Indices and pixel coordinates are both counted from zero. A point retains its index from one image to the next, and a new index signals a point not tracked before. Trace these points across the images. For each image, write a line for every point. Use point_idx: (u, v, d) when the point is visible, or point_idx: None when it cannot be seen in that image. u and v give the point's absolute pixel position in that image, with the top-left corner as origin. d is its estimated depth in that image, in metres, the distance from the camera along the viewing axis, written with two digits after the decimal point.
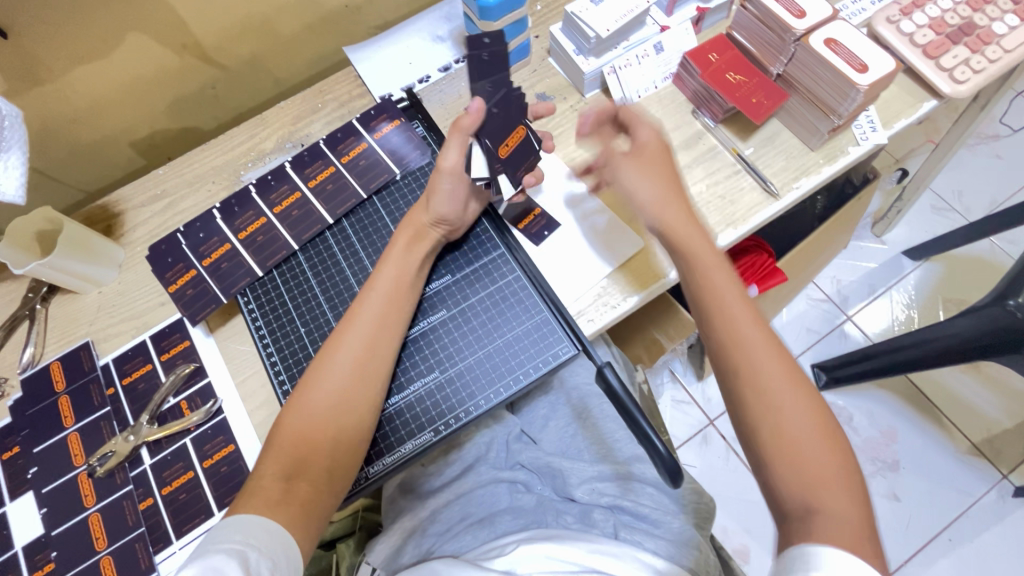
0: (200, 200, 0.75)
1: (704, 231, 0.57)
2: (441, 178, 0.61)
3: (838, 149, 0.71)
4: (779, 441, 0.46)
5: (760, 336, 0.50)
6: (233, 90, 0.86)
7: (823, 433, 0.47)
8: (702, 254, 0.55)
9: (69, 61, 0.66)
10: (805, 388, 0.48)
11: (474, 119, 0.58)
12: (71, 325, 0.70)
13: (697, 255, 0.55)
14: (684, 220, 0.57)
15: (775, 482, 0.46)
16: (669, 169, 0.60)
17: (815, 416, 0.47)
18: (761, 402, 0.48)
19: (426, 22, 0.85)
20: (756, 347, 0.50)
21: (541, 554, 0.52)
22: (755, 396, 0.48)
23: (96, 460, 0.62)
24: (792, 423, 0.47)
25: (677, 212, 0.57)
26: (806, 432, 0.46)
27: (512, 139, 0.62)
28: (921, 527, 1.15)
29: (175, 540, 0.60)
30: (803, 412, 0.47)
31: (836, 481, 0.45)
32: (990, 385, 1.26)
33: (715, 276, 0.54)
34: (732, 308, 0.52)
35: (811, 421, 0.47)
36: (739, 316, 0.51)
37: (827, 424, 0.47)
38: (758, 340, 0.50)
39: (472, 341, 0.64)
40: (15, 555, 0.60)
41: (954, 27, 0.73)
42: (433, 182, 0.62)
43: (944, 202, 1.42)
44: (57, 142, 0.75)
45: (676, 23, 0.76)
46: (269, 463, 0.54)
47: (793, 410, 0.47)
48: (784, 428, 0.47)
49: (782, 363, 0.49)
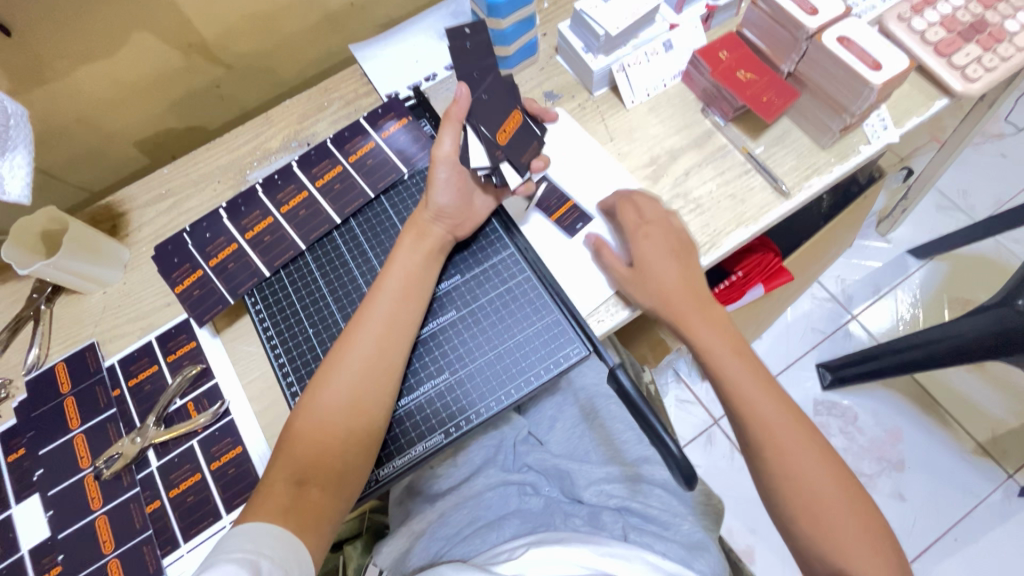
0: (205, 199, 0.75)
1: (708, 312, 0.60)
2: (437, 166, 0.62)
3: (849, 148, 0.70)
4: (804, 505, 0.52)
5: (775, 412, 0.55)
6: (238, 89, 0.85)
7: (840, 485, 0.53)
8: (712, 341, 0.58)
9: (75, 60, 0.66)
10: (819, 454, 0.54)
11: (461, 105, 0.59)
12: (76, 326, 0.69)
13: (709, 339, 0.58)
14: (692, 310, 0.59)
15: (808, 542, 0.52)
16: (675, 252, 0.62)
17: (831, 472, 0.53)
18: (784, 472, 0.53)
19: (432, 19, 0.84)
20: (774, 426, 0.54)
21: (552, 558, 0.51)
22: (779, 466, 0.54)
23: (103, 462, 0.62)
24: (815, 485, 0.52)
25: (692, 293, 0.60)
26: (828, 491, 0.52)
27: (508, 125, 0.62)
28: (927, 528, 1.15)
29: (183, 543, 0.60)
30: (821, 471, 0.53)
31: (860, 532, 0.51)
32: (996, 385, 1.26)
33: (724, 358, 0.58)
34: (746, 387, 0.56)
35: (829, 479, 0.53)
36: (754, 392, 0.56)
37: (842, 473, 0.54)
38: (775, 412, 0.55)
39: (482, 342, 0.64)
40: (21, 559, 0.59)
41: (965, 25, 0.73)
42: (431, 172, 0.63)
43: (949, 201, 1.41)
44: (61, 141, 0.74)
45: (685, 20, 0.75)
46: (279, 467, 0.53)
47: (813, 474, 0.53)
48: (809, 499, 0.52)
49: (797, 428, 0.55)
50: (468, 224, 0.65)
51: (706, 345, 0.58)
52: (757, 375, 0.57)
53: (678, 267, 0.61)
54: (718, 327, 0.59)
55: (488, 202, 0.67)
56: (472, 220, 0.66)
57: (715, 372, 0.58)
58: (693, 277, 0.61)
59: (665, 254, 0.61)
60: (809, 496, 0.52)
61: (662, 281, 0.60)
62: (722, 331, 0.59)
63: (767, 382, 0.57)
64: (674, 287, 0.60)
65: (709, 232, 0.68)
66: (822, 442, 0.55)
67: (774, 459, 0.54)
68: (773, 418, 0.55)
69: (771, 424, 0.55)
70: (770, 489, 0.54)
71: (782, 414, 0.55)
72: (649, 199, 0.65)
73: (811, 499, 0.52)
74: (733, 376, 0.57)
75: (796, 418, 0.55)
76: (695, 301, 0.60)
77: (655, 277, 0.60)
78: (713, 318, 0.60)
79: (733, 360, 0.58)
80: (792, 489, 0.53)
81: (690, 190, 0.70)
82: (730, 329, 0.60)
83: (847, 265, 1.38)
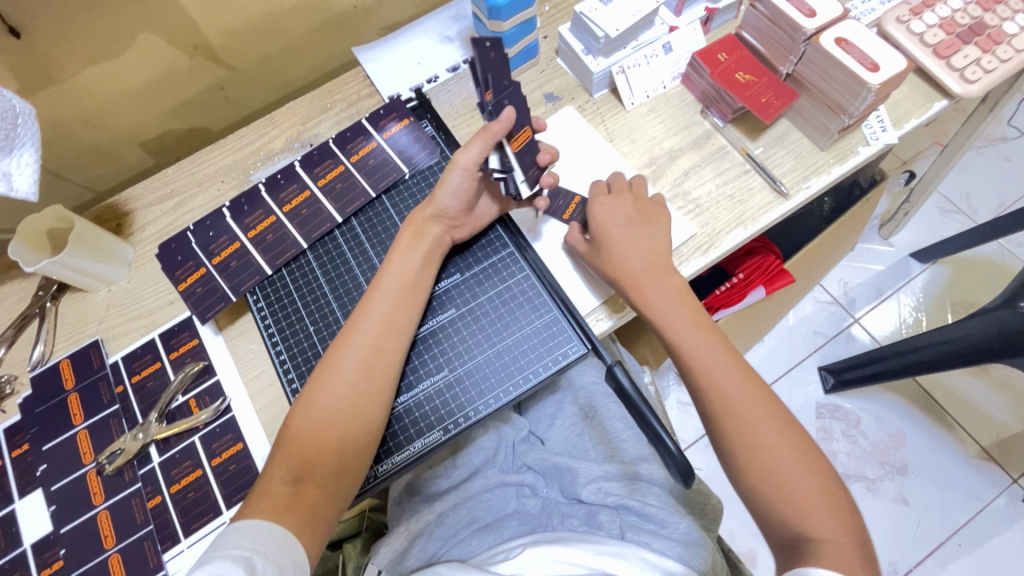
0: (209, 199, 0.75)
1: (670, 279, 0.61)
2: (454, 170, 0.61)
3: (848, 149, 0.71)
4: (762, 474, 0.50)
5: (736, 378, 0.54)
6: (242, 91, 0.86)
7: (804, 456, 0.51)
8: (668, 310, 0.59)
9: (82, 61, 0.67)
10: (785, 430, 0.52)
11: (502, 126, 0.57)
12: (81, 323, 0.70)
13: (665, 311, 0.59)
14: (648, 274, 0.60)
15: (771, 523, 0.50)
16: (637, 223, 0.64)
17: (792, 441, 0.51)
18: (741, 440, 0.52)
19: (435, 22, 0.85)
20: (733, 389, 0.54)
21: (548, 558, 0.51)
22: (736, 434, 0.52)
23: (105, 457, 0.62)
24: (772, 452, 0.51)
25: (656, 268, 0.61)
26: (787, 459, 0.50)
27: (520, 137, 0.60)
28: (930, 532, 1.14)
29: (183, 538, 0.60)
30: (780, 440, 0.51)
31: (824, 504, 0.48)
32: (1000, 389, 1.25)
33: (682, 330, 0.58)
34: (704, 355, 0.56)
35: (794, 453, 0.51)
36: (710, 359, 0.56)
37: (807, 445, 0.52)
38: (733, 381, 0.54)
39: (480, 339, 0.64)
40: (24, 553, 0.60)
41: (964, 27, 0.73)
42: (445, 172, 0.62)
43: (952, 204, 1.41)
44: (68, 142, 0.75)
45: (685, 23, 0.76)
46: (278, 463, 0.54)
47: (772, 442, 0.51)
48: (772, 467, 0.50)
49: (758, 396, 0.54)
50: (467, 224, 0.66)
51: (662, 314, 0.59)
52: (716, 346, 0.57)
53: (639, 236, 0.63)
54: (678, 298, 0.60)
55: (492, 207, 0.67)
56: (472, 222, 0.66)
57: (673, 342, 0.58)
58: (653, 246, 0.62)
59: (626, 225, 0.63)
60: (767, 463, 0.50)
61: (620, 249, 0.62)
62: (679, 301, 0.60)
63: (727, 352, 0.56)
64: (634, 257, 0.61)
65: (708, 232, 0.68)
66: (790, 417, 0.53)
67: (731, 426, 0.53)
68: (730, 386, 0.54)
69: (727, 391, 0.54)
70: (730, 459, 0.53)
71: (739, 382, 0.54)
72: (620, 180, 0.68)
73: (772, 468, 0.50)
74: (689, 345, 0.57)
75: (756, 388, 0.54)
76: (654, 274, 0.61)
77: (615, 247, 0.62)
78: (671, 290, 0.60)
79: (690, 330, 0.58)
80: (750, 458, 0.51)
81: (690, 191, 0.70)
82: (691, 302, 0.60)
83: (849, 268, 1.37)
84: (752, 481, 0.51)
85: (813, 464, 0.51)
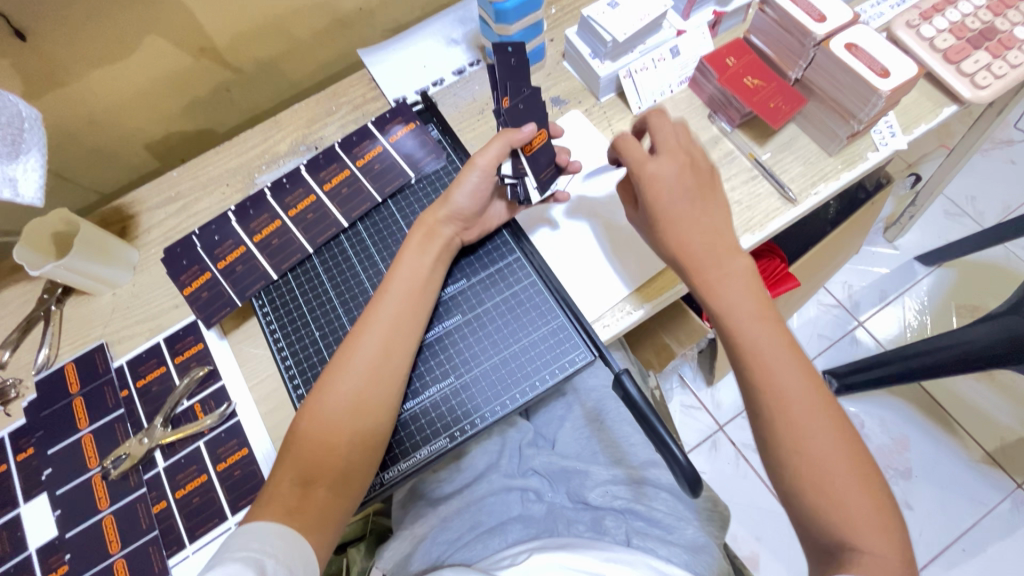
0: (214, 202, 0.75)
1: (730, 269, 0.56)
2: (472, 171, 0.62)
3: (857, 154, 0.70)
4: (805, 476, 0.48)
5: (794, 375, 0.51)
6: (247, 93, 0.86)
7: (852, 464, 0.48)
8: (729, 298, 0.55)
9: (88, 64, 0.67)
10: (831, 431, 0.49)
11: (525, 136, 0.59)
12: (85, 327, 0.70)
13: (731, 298, 0.55)
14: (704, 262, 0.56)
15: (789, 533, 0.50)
16: (693, 193, 0.58)
17: (841, 442, 0.48)
18: (791, 438, 0.49)
19: (441, 25, 0.84)
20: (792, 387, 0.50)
21: (553, 562, 0.51)
22: (787, 433, 0.49)
23: (110, 462, 0.62)
24: (821, 455, 0.48)
25: (721, 253, 0.57)
26: (834, 464, 0.47)
27: (535, 141, 0.61)
28: (934, 536, 1.14)
29: (188, 544, 0.60)
30: (830, 442, 0.48)
31: (868, 509, 0.46)
32: (1004, 393, 1.25)
33: (744, 320, 0.54)
34: (765, 348, 0.52)
35: (838, 454, 0.48)
36: (769, 352, 0.52)
37: (858, 451, 0.49)
38: (795, 377, 0.51)
39: (487, 346, 0.64)
40: (29, 558, 0.60)
41: (975, 32, 0.73)
42: (463, 172, 0.63)
43: (957, 207, 1.40)
44: (73, 144, 0.75)
45: (693, 27, 0.76)
46: (284, 468, 0.53)
47: (821, 445, 0.48)
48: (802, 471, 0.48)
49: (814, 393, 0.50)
50: (474, 228, 0.66)
51: (722, 302, 0.55)
52: (777, 338, 0.53)
53: (697, 211, 0.58)
54: (741, 285, 0.55)
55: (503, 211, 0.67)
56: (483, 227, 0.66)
57: (729, 334, 0.54)
58: (713, 225, 0.58)
59: (682, 197, 0.58)
60: (811, 464, 0.48)
61: (682, 227, 0.57)
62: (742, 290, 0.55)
63: (787, 346, 0.52)
64: (695, 239, 0.57)
65: None
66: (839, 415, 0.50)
67: (781, 424, 0.50)
68: (786, 382, 0.50)
69: (784, 390, 0.50)
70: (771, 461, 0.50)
71: (798, 378, 0.51)
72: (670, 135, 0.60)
73: (818, 472, 0.48)
74: (749, 337, 0.53)
75: (813, 387, 0.51)
76: (713, 258, 0.56)
77: (675, 225, 0.57)
78: (730, 280, 0.56)
79: (754, 321, 0.53)
80: (795, 459, 0.48)
81: None
82: (753, 290, 0.55)
83: (853, 271, 1.37)
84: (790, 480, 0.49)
85: (859, 469, 0.48)
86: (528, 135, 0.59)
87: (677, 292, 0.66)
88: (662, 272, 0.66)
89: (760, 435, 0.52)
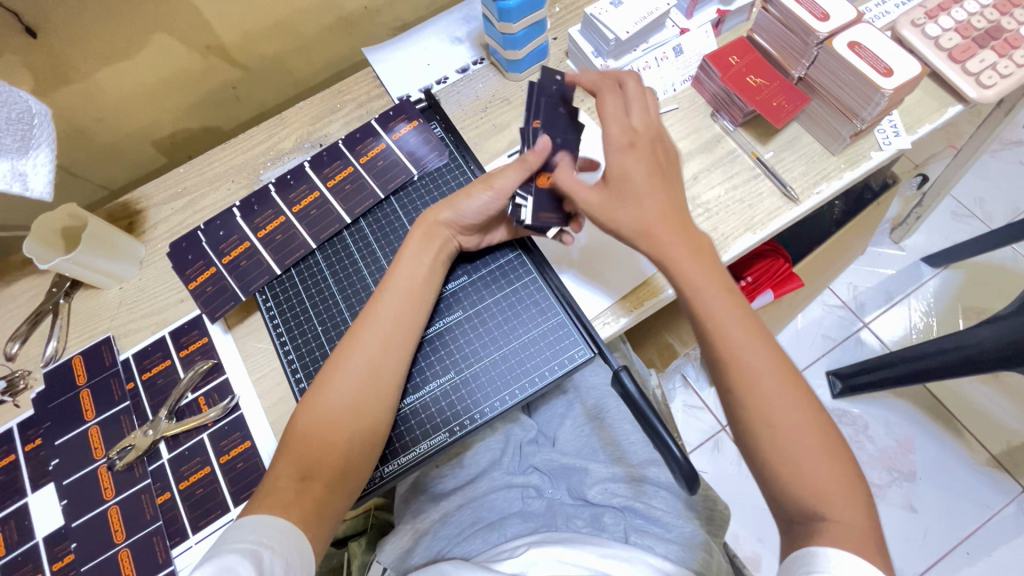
0: (219, 198, 0.76)
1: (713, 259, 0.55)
2: (484, 189, 0.61)
3: (860, 154, 0.70)
4: (782, 462, 0.46)
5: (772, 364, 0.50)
6: (254, 91, 0.87)
7: (827, 449, 0.47)
8: (690, 266, 0.53)
9: (96, 62, 0.68)
10: (831, 427, 0.48)
11: (539, 156, 0.60)
12: (93, 320, 0.71)
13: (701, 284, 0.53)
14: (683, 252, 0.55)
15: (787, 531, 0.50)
16: (659, 169, 0.57)
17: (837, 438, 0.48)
18: (761, 420, 0.48)
19: (445, 23, 0.85)
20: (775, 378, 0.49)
21: (552, 557, 0.52)
22: (755, 415, 0.48)
23: (116, 453, 0.63)
24: (795, 439, 0.47)
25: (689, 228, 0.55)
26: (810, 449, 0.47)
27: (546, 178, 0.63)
28: (938, 539, 1.13)
29: (192, 534, 0.61)
30: (804, 425, 0.47)
31: (862, 504, 0.46)
32: (1011, 396, 1.23)
33: (710, 298, 0.53)
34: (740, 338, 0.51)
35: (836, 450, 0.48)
36: (731, 328, 0.50)
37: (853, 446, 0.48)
38: (759, 356, 0.49)
39: (487, 342, 0.64)
40: (36, 546, 0.61)
41: (981, 31, 0.72)
42: (476, 188, 0.62)
43: (965, 209, 1.39)
44: (83, 141, 0.76)
45: (695, 25, 0.76)
46: (284, 461, 0.54)
47: (794, 427, 0.47)
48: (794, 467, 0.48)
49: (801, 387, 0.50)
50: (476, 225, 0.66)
51: (683, 273, 0.53)
52: (742, 318, 0.51)
53: (662, 187, 0.56)
54: (701, 261, 0.53)
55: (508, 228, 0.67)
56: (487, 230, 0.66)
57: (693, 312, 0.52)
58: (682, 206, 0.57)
59: (647, 171, 0.56)
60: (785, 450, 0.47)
61: (643, 197, 0.55)
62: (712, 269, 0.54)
63: (749, 324, 0.51)
64: (656, 211, 0.55)
65: (717, 236, 0.68)
66: None
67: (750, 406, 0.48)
68: (752, 362, 0.49)
69: (750, 370, 0.49)
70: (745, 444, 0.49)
71: (762, 358, 0.49)
72: (645, 107, 0.60)
73: None
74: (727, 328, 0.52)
75: (780, 365, 0.49)
76: (676, 233, 0.56)
77: (637, 194, 0.55)
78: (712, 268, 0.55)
79: (715, 296, 0.52)
80: (769, 442, 0.47)
81: (699, 195, 0.70)
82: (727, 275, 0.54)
83: (858, 272, 1.36)
84: (762, 465, 0.48)
85: (835, 455, 0.47)
86: (545, 152, 0.61)
87: (664, 299, 0.66)
88: (650, 278, 0.66)
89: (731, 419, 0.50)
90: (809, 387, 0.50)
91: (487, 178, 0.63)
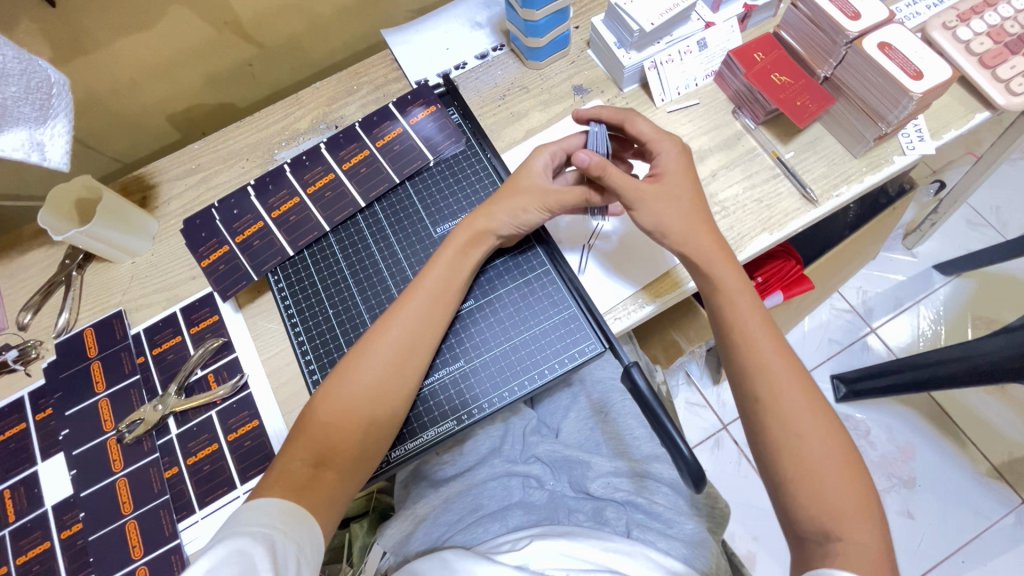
0: (234, 175, 0.76)
1: (729, 267, 0.57)
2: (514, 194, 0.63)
3: (883, 158, 0.69)
4: (800, 472, 0.48)
5: (785, 367, 0.51)
6: (270, 68, 0.86)
7: (846, 457, 0.48)
8: (724, 282, 0.56)
9: (115, 32, 0.67)
10: (839, 438, 0.49)
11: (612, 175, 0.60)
12: (104, 293, 0.71)
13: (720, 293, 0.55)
14: (706, 257, 0.56)
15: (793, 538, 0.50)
16: (672, 186, 0.59)
17: (842, 447, 0.48)
18: (784, 430, 0.49)
19: (466, 8, 0.83)
20: (787, 384, 0.50)
21: (553, 551, 0.52)
22: (781, 425, 0.49)
23: (125, 426, 0.64)
24: (816, 451, 0.48)
25: (711, 243, 0.57)
26: (833, 460, 0.48)
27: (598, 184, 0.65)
28: (934, 546, 1.14)
29: (198, 509, 0.61)
30: (828, 437, 0.48)
31: (864, 511, 0.46)
32: (1016, 408, 1.23)
33: (732, 308, 0.55)
34: (757, 343, 0.52)
35: (840, 460, 0.48)
36: (761, 341, 0.52)
37: (855, 457, 0.48)
38: (783, 368, 0.51)
39: (498, 332, 0.64)
40: (46, 513, 0.62)
41: (1014, 36, 0.71)
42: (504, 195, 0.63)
43: (980, 217, 1.38)
44: (97, 112, 0.76)
45: (722, 19, 0.74)
46: (296, 444, 0.54)
47: (817, 438, 0.48)
48: (804, 475, 0.48)
49: (811, 394, 0.50)
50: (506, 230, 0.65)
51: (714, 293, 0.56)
52: (768, 334, 0.53)
53: (674, 203, 0.58)
54: (728, 280, 0.56)
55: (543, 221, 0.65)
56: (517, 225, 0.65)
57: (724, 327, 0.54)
58: (693, 216, 0.58)
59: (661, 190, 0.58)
60: (806, 459, 0.48)
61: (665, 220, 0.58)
62: (727, 276, 0.56)
63: (773, 341, 0.53)
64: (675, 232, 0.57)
65: (733, 235, 0.67)
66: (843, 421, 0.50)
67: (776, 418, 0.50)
68: (778, 376, 0.51)
69: (775, 382, 0.50)
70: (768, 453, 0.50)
71: (784, 372, 0.51)
72: (676, 144, 0.61)
73: (817, 473, 0.47)
74: (746, 335, 0.53)
75: (800, 382, 0.51)
76: (696, 239, 0.57)
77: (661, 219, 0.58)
78: (731, 278, 0.56)
79: (742, 310, 0.54)
80: (787, 449, 0.49)
81: (717, 192, 0.69)
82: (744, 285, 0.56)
83: (869, 276, 1.35)
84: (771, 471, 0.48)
85: (853, 466, 0.48)
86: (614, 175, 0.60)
87: (682, 293, 0.65)
88: (672, 269, 0.66)
89: (751, 431, 0.52)
90: (817, 398, 0.50)
91: (522, 174, 0.64)
